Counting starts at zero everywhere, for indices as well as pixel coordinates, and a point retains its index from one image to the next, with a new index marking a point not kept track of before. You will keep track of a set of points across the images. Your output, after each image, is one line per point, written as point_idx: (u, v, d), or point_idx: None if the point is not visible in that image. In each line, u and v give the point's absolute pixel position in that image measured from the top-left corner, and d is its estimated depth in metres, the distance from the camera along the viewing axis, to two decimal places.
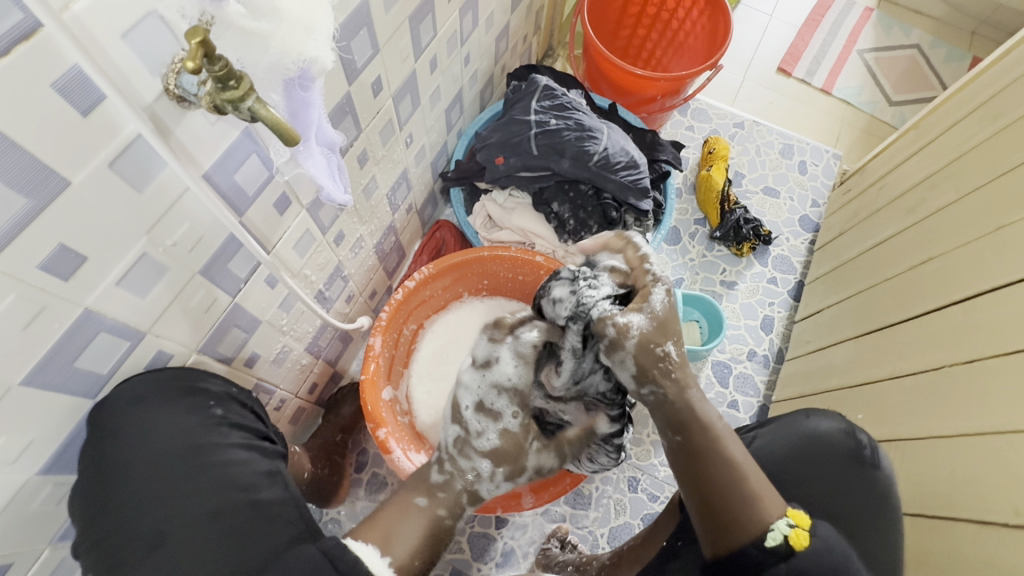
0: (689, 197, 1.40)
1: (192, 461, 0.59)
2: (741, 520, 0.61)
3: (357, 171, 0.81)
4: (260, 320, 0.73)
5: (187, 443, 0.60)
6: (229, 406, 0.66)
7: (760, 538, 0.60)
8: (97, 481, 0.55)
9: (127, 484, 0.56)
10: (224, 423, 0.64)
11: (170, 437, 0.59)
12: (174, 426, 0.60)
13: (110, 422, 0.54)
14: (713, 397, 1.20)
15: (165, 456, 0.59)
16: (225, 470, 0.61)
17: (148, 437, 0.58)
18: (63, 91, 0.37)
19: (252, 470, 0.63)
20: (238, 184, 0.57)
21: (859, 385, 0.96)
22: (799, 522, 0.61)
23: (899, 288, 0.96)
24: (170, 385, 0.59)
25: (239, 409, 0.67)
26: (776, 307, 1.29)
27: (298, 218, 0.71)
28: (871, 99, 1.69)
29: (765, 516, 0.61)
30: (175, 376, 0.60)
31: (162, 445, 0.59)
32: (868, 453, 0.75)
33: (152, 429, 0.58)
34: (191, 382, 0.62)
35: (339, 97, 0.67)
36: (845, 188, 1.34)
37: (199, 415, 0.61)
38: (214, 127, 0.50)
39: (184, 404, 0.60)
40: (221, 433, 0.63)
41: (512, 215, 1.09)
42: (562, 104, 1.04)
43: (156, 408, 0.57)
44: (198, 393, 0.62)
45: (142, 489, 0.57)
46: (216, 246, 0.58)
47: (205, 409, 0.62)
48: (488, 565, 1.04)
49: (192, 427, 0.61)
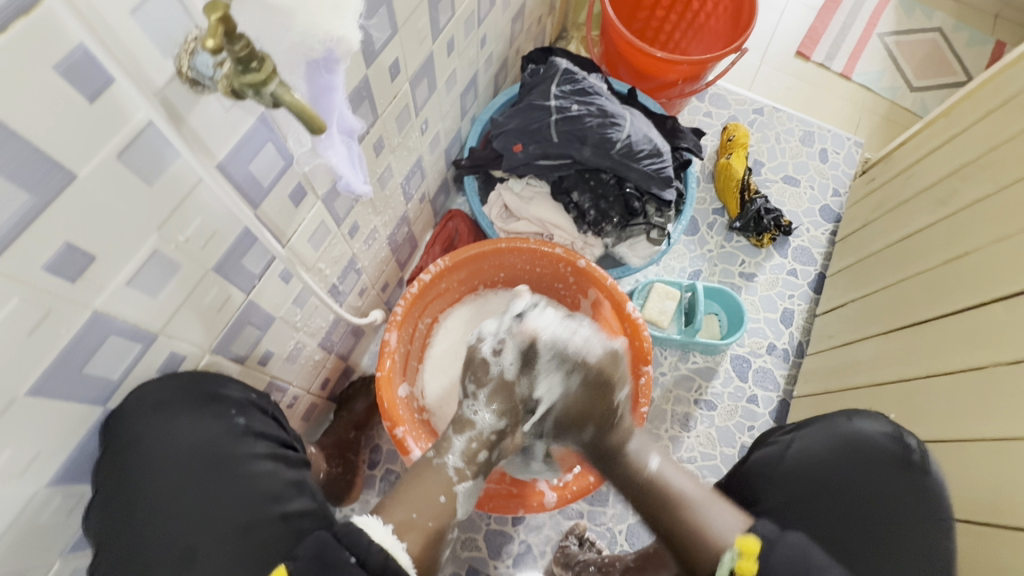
0: (706, 186, 1.36)
1: (219, 472, 0.58)
2: (698, 542, 0.63)
3: (372, 160, 0.77)
4: (274, 317, 0.70)
5: (211, 453, 0.58)
6: (252, 413, 0.64)
7: (716, 562, 0.61)
8: (116, 492, 0.53)
9: (151, 493, 0.55)
10: (249, 432, 0.62)
11: (194, 446, 0.58)
12: (197, 435, 0.58)
13: (134, 431, 0.53)
14: (732, 391, 1.17)
15: (192, 465, 0.57)
16: (253, 480, 0.59)
17: (170, 447, 0.57)
18: (67, 73, 0.33)
19: (280, 479, 0.62)
20: (253, 175, 0.53)
21: (889, 382, 0.93)
22: (747, 549, 0.60)
23: (932, 283, 0.93)
24: (193, 392, 0.57)
25: (262, 416, 0.65)
26: (797, 299, 1.26)
27: (313, 209, 0.67)
28: (892, 85, 1.63)
29: (715, 542, 0.62)
30: (197, 381, 0.58)
31: (187, 454, 0.57)
32: (917, 457, 0.74)
33: (173, 438, 0.57)
34: (211, 388, 0.60)
35: (357, 81, 0.62)
36: (869, 177, 1.30)
37: (222, 424, 0.60)
38: (228, 114, 0.46)
39: (207, 412, 0.59)
40: (246, 441, 0.61)
41: (530, 205, 1.05)
42: (583, 88, 0.99)
43: (179, 417, 0.56)
44: (220, 401, 0.60)
45: (170, 500, 0.56)
46: (230, 240, 0.54)
47: (227, 418, 0.61)
48: (505, 562, 1.03)
49: (215, 436, 0.59)
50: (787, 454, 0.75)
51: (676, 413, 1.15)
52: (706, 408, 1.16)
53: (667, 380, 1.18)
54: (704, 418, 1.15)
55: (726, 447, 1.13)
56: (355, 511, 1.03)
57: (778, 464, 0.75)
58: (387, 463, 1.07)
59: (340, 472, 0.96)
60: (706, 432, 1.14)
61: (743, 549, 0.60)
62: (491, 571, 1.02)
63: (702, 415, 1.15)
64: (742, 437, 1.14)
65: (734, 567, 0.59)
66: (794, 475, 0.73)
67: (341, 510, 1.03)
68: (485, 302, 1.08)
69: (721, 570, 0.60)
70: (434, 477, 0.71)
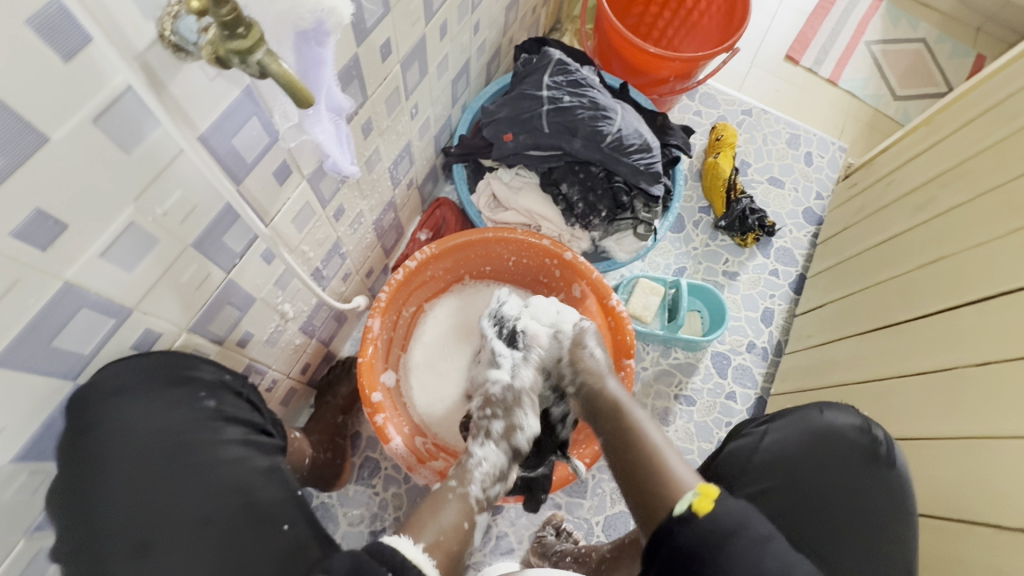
0: (694, 185, 1.38)
1: (181, 461, 0.55)
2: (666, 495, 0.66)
3: (360, 142, 0.76)
4: (254, 298, 0.68)
5: (172, 441, 0.56)
6: (221, 399, 0.62)
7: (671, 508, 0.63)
8: (79, 477, 0.52)
9: (111, 482, 0.53)
10: (216, 417, 0.60)
11: (155, 432, 0.55)
12: (158, 421, 0.56)
13: (90, 415, 0.51)
14: (711, 387, 1.19)
15: (152, 454, 0.55)
16: (219, 469, 0.57)
17: (130, 432, 0.54)
18: (40, 29, 0.32)
19: (249, 468, 0.59)
20: (237, 150, 0.52)
21: (863, 382, 0.96)
22: (705, 491, 0.62)
23: (907, 286, 0.96)
24: (155, 376, 0.55)
25: (233, 401, 0.63)
26: (777, 299, 1.29)
27: (298, 189, 0.65)
28: (876, 92, 1.67)
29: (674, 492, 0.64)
30: (160, 363, 0.56)
31: (150, 441, 0.55)
32: (883, 450, 0.77)
33: (135, 423, 0.54)
34: (177, 370, 0.57)
35: (347, 60, 0.61)
36: (851, 181, 1.33)
37: (183, 409, 0.57)
38: (213, 83, 0.45)
39: (167, 396, 0.56)
40: (212, 428, 0.58)
41: (519, 196, 1.04)
42: (576, 80, 0.99)
43: (139, 400, 0.54)
44: (185, 385, 0.58)
45: (129, 490, 0.53)
46: (211, 216, 0.53)
47: (191, 403, 0.58)
48: (481, 551, 1.03)
49: (177, 422, 0.56)
50: (762, 445, 0.77)
51: (656, 407, 1.17)
52: (686, 402, 1.18)
53: (648, 374, 1.20)
54: (683, 413, 1.17)
55: (703, 442, 1.15)
56: (333, 498, 1.02)
57: (751, 458, 0.76)
58: (367, 450, 1.06)
59: (329, 458, 0.95)
60: (684, 426, 1.16)
61: (701, 493, 0.61)
62: (469, 560, 1.02)
63: (681, 410, 1.17)
64: (719, 433, 1.16)
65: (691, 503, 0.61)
66: (763, 467, 0.75)
67: (318, 497, 1.02)
68: (477, 298, 1.08)
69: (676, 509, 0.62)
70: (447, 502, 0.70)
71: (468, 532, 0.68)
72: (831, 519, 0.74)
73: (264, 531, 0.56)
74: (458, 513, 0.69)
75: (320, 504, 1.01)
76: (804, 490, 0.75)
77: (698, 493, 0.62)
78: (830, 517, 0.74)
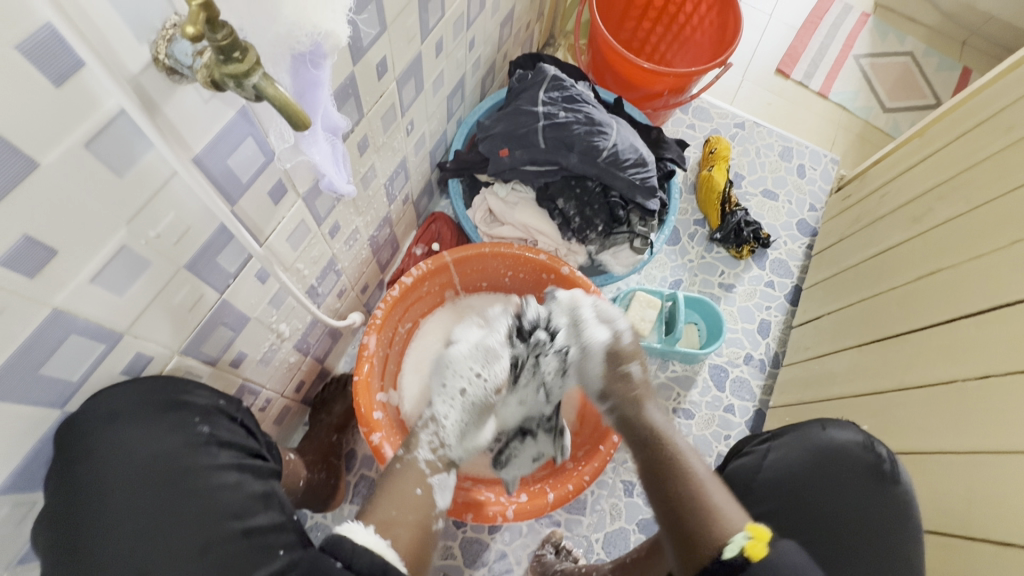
0: (688, 197, 1.38)
1: (177, 487, 0.54)
2: (708, 525, 0.60)
3: (356, 159, 0.75)
4: (248, 317, 0.67)
5: (167, 466, 0.54)
6: (218, 422, 0.60)
7: (720, 549, 0.57)
8: (69, 506, 0.50)
9: (103, 510, 0.51)
10: (212, 442, 0.58)
11: (152, 457, 0.54)
12: (154, 445, 0.54)
13: (85, 441, 0.49)
14: (709, 401, 1.19)
15: (148, 479, 0.53)
16: (214, 495, 0.55)
17: (125, 457, 0.53)
18: (31, 54, 0.31)
19: (243, 494, 0.58)
20: (231, 170, 0.51)
21: (863, 394, 0.96)
22: (758, 533, 0.56)
23: (905, 297, 0.96)
24: (153, 401, 0.54)
25: (229, 424, 0.62)
26: (773, 311, 1.29)
27: (293, 207, 0.65)
28: (866, 105, 1.69)
29: (721, 514, 0.61)
30: (156, 387, 0.54)
31: (143, 467, 0.53)
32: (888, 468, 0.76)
33: (131, 448, 0.53)
34: (175, 394, 0.56)
35: (343, 78, 0.61)
36: (843, 193, 1.34)
37: (184, 433, 0.56)
38: (206, 105, 0.44)
39: (166, 421, 0.55)
40: (209, 452, 0.57)
41: (516, 211, 1.04)
42: (572, 96, 0.99)
43: (135, 426, 0.52)
44: (183, 408, 0.57)
45: (123, 517, 0.51)
46: (205, 238, 0.52)
47: (190, 427, 0.57)
48: (480, 571, 1.01)
49: (175, 447, 0.55)
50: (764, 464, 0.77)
51: None
52: (683, 416, 1.18)
53: None
54: (681, 427, 1.17)
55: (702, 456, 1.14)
56: (328, 518, 1.00)
57: (754, 477, 0.77)
58: (363, 469, 1.05)
59: (324, 477, 0.93)
60: None
61: (754, 537, 0.56)
62: None
63: (680, 424, 1.17)
64: (719, 446, 1.16)
65: (743, 547, 0.56)
66: (768, 487, 0.76)
67: (312, 517, 1.00)
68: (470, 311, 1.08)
69: (728, 551, 0.56)
70: (405, 472, 0.72)
71: (421, 498, 0.69)
72: (830, 540, 0.72)
73: (263, 559, 0.55)
74: (409, 479, 0.71)
75: (315, 524, 1.00)
76: (812, 509, 0.74)
77: (750, 535, 0.56)
78: (831, 538, 0.72)
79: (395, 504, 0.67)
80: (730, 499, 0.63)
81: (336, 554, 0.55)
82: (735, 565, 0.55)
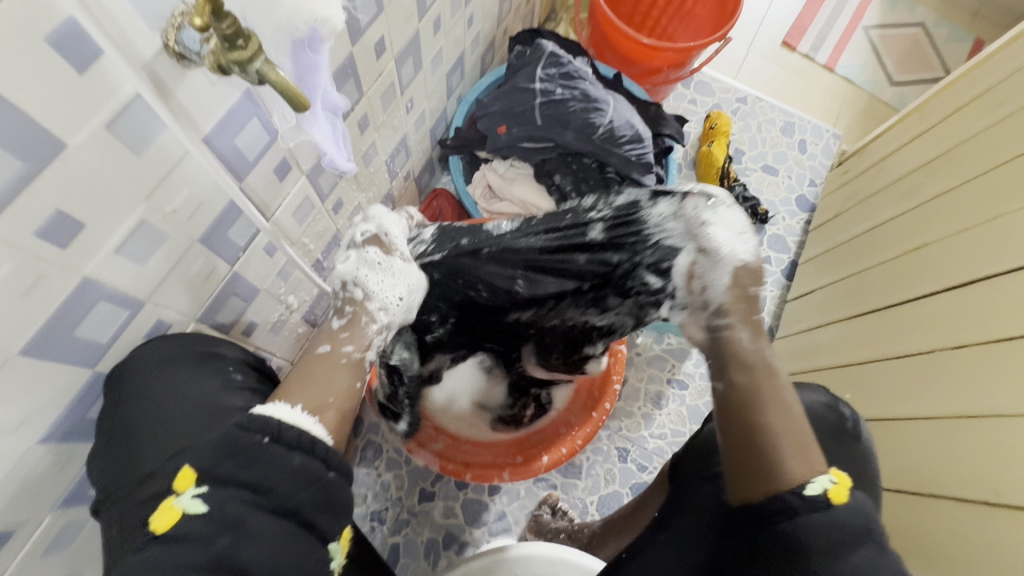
0: (688, 173, 1.40)
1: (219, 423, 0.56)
2: (782, 467, 0.51)
3: (357, 137, 0.78)
4: (258, 289, 0.72)
5: (206, 405, 0.57)
6: (246, 373, 0.65)
7: (799, 484, 0.50)
8: (119, 443, 0.53)
9: (151, 445, 0.53)
10: (244, 388, 0.63)
11: (194, 398, 0.57)
12: (194, 389, 0.58)
13: (135, 379, 0.53)
14: (704, 372, 1.24)
15: (191, 417, 0.56)
16: None
17: (171, 398, 0.56)
18: (58, 44, 0.35)
19: None
20: (238, 149, 0.55)
21: (850, 366, 0.99)
22: (841, 478, 0.50)
23: (894, 271, 0.98)
24: (188, 348, 0.59)
25: (256, 376, 0.67)
26: (769, 285, 1.31)
27: (297, 184, 0.69)
28: (873, 78, 1.67)
29: (802, 461, 0.51)
30: (187, 340, 0.60)
31: (185, 408, 0.56)
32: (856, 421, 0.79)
33: (175, 391, 0.56)
34: (205, 347, 0.62)
35: (342, 57, 0.63)
36: (843, 169, 1.35)
37: (220, 378, 0.60)
38: (214, 88, 0.47)
39: (202, 367, 0.59)
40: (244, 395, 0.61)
41: (513, 186, 1.06)
42: (569, 72, 1.01)
43: (178, 367, 0.57)
44: (215, 358, 0.62)
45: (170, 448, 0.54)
46: (216, 213, 0.56)
47: (225, 373, 0.62)
48: (481, 530, 1.07)
49: (214, 389, 0.59)
50: None
51: (649, 391, 1.21)
52: (677, 386, 1.22)
53: (642, 360, 1.24)
54: (675, 397, 1.22)
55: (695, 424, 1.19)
56: None
57: None
58: (370, 434, 1.11)
59: None
60: (677, 409, 1.20)
61: (837, 481, 0.50)
62: (468, 538, 1.07)
63: (674, 394, 1.22)
64: None
65: (828, 489, 0.49)
66: None
67: None
68: None
69: (812, 488, 0.49)
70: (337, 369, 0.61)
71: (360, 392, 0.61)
72: None
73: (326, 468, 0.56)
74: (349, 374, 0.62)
75: None
76: None
77: (835, 479, 0.50)
78: None
79: (322, 387, 0.58)
80: (804, 442, 0.53)
81: (262, 429, 0.48)
82: (819, 503, 0.48)
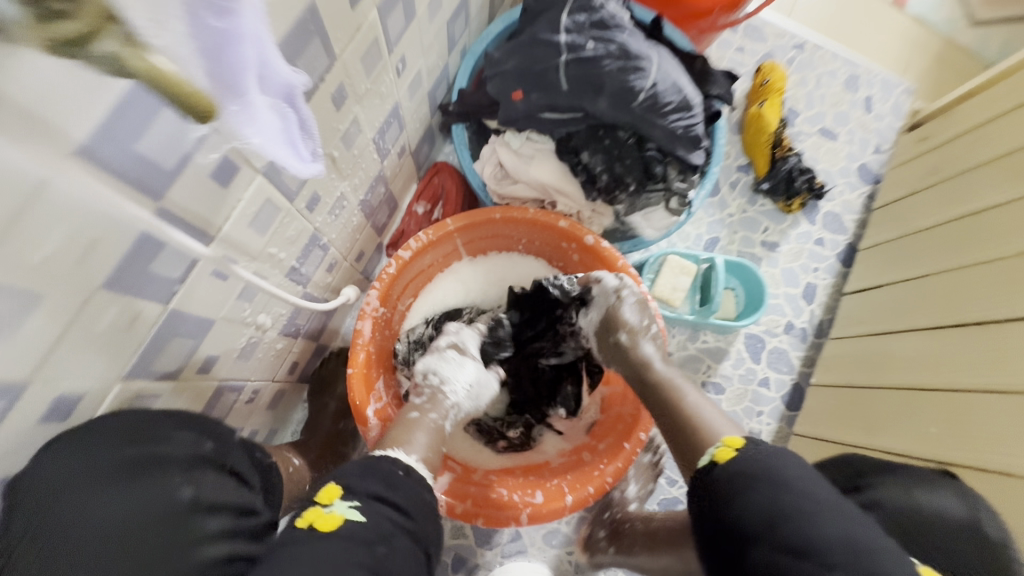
0: (733, 139, 1.20)
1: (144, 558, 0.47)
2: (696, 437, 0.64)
3: (331, 115, 0.60)
4: (213, 319, 0.57)
5: (133, 531, 0.48)
6: (201, 476, 0.53)
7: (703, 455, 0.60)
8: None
9: None
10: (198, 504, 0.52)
11: (122, 520, 0.48)
12: (125, 509, 0.48)
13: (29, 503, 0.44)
14: (743, 373, 1.10)
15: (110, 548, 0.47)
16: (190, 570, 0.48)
17: (92, 522, 0.47)
18: None
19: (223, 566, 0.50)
20: (146, 158, 0.37)
21: (931, 388, 0.83)
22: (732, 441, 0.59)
23: (997, 274, 0.80)
24: (114, 458, 0.48)
25: (217, 477, 0.55)
26: (822, 273, 1.15)
27: (251, 187, 0.51)
28: (955, 15, 1.40)
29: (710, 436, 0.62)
30: (107, 442, 0.48)
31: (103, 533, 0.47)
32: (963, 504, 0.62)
33: (98, 513, 0.47)
34: (148, 447, 0.50)
35: (296, 12, 0.44)
36: (920, 134, 1.14)
37: (161, 494, 0.50)
38: (75, 76, 0.30)
39: (136, 480, 0.49)
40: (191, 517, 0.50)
41: (531, 165, 0.86)
42: (601, 20, 0.78)
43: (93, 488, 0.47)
44: (157, 464, 0.51)
45: None
46: (123, 248, 0.40)
47: (170, 486, 0.51)
48: (494, 552, 0.97)
49: (151, 510, 0.49)
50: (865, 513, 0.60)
51: None
52: (712, 390, 1.09)
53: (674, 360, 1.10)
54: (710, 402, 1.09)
55: None
56: None
57: None
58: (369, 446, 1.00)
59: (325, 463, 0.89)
60: None
61: (726, 444, 0.59)
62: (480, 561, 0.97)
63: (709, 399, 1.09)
64: (750, 423, 1.08)
65: (715, 456, 0.58)
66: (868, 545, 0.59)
67: None
68: (472, 283, 0.94)
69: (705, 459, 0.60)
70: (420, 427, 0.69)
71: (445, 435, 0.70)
72: None
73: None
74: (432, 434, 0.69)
75: None
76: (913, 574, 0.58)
77: (725, 445, 0.59)
78: None
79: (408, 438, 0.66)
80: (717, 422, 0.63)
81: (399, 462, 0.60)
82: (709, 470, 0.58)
